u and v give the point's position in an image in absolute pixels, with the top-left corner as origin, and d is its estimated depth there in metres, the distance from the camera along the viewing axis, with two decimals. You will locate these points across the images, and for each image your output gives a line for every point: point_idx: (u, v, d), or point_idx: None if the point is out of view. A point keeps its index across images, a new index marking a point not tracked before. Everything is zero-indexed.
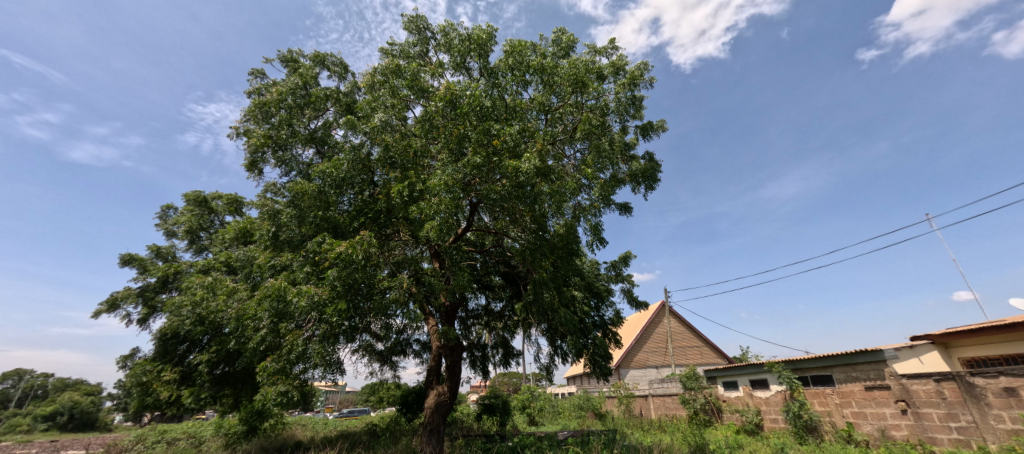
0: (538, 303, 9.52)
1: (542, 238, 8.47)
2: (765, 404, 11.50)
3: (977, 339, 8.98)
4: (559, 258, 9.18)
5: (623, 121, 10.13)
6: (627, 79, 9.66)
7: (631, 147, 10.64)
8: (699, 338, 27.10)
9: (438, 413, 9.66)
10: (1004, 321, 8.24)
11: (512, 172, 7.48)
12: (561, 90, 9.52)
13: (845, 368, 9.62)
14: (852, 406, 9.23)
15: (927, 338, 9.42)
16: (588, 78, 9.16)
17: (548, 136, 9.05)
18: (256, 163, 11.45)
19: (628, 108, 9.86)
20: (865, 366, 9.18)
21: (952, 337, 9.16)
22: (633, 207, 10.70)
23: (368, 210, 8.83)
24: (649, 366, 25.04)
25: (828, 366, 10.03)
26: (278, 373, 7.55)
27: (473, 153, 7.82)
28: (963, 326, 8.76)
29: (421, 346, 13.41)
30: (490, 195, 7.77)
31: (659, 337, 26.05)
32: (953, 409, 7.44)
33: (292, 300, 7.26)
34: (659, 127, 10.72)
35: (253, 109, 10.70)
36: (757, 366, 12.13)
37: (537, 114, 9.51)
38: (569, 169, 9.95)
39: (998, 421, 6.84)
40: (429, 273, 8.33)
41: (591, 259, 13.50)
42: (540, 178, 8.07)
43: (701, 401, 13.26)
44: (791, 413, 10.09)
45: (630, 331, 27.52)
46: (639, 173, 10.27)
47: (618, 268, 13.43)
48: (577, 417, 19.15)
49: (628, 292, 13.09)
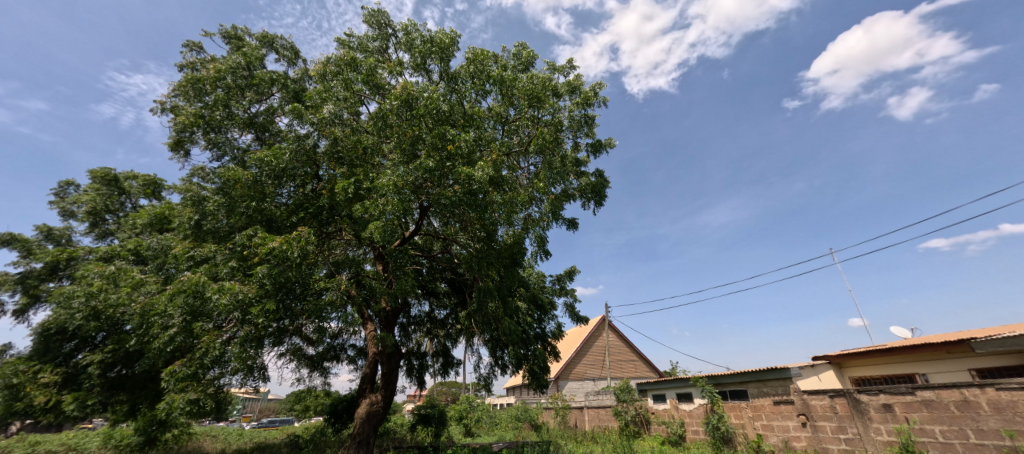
0: (482, 313, 9.50)
1: (491, 247, 8.60)
2: (689, 416, 12.10)
3: (865, 361, 10.26)
4: (505, 268, 9.31)
5: (576, 138, 10.49)
6: (580, 99, 10.09)
7: (582, 163, 10.95)
8: (634, 352, 28.36)
9: (369, 423, 9.24)
10: (885, 346, 9.55)
11: (464, 178, 7.45)
12: (519, 103, 9.67)
13: (757, 383, 10.72)
14: (762, 419, 10.03)
15: (825, 358, 10.57)
16: (545, 96, 9.45)
17: (503, 147, 9.15)
18: (182, 143, 10.39)
19: (581, 126, 10.30)
20: (774, 382, 10.29)
21: (846, 358, 10.36)
22: (580, 222, 11.06)
23: (308, 205, 8.32)
24: (586, 379, 25.66)
25: (743, 381, 11.07)
26: (188, 379, 6.79)
27: (427, 155, 7.70)
28: (854, 349, 9.97)
29: (356, 352, 12.77)
30: (440, 200, 7.66)
31: (597, 350, 26.93)
32: (843, 422, 8.30)
33: (211, 297, 6.59)
34: (608, 146, 11.10)
35: (183, 85, 9.77)
36: (684, 380, 12.93)
37: (494, 124, 9.64)
38: (523, 181, 10.12)
39: (877, 433, 7.67)
40: (370, 275, 7.99)
41: (537, 272, 13.72)
42: (492, 187, 8.15)
43: (631, 413, 13.79)
44: (711, 425, 10.78)
45: (571, 343, 28.21)
46: (588, 189, 10.60)
47: (563, 282, 13.70)
48: (513, 428, 19.20)
49: (571, 306, 13.36)
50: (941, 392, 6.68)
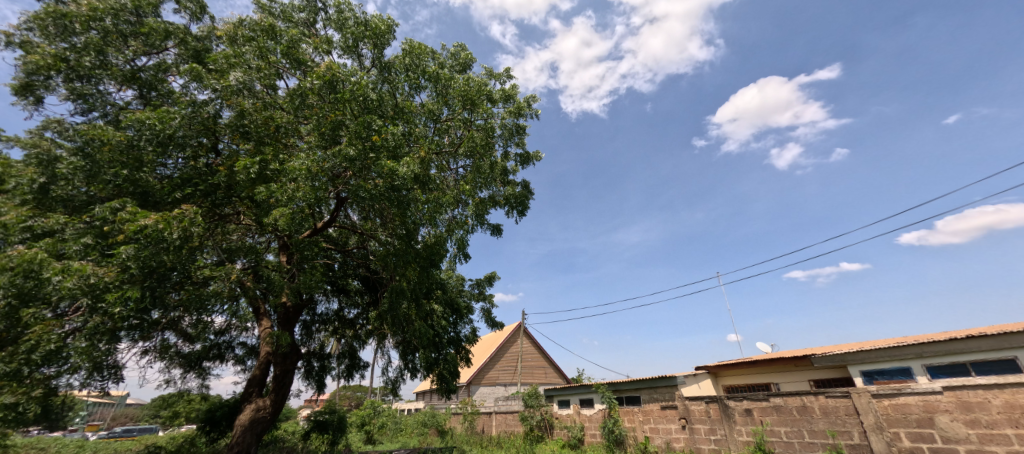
0: (393, 314, 9.04)
1: (410, 247, 8.31)
2: (588, 421, 12.71)
3: (734, 371, 11.84)
4: (424, 269, 9.06)
5: (506, 146, 10.64)
6: (514, 108, 10.27)
7: (510, 172, 11.10)
8: (545, 358, 29.34)
9: (252, 431, 8.28)
10: (749, 359, 11.14)
11: (387, 173, 7.10)
12: (453, 103, 9.57)
13: (648, 390, 11.79)
14: (650, 422, 10.83)
15: (704, 368, 11.98)
16: (480, 100, 9.45)
17: (433, 145, 8.94)
18: (33, 87, 8.49)
19: (512, 135, 10.49)
20: (663, 389, 11.42)
21: (720, 369, 11.85)
22: (503, 229, 11.20)
23: (198, 180, 7.21)
24: (497, 384, 25.86)
25: (637, 388, 12.07)
26: (5, 379, 5.47)
27: (348, 142, 7.23)
28: (727, 360, 11.48)
29: (246, 351, 11.41)
30: (358, 192, 7.21)
31: (511, 356, 27.37)
32: (714, 425, 9.24)
33: (52, 279, 5.42)
34: (536, 159, 11.39)
35: (43, 18, 8.02)
36: (587, 387, 13.67)
37: (425, 121, 9.38)
38: (450, 183, 10.00)
39: (739, 434, 8.71)
40: (270, 267, 7.23)
41: (457, 276, 13.59)
42: (417, 185, 7.93)
43: (537, 418, 14.18)
44: (607, 429, 11.55)
45: (486, 348, 28.30)
46: (513, 198, 10.76)
47: (482, 287, 13.72)
48: (418, 434, 18.61)
49: (487, 311, 13.43)
50: (788, 399, 7.88)
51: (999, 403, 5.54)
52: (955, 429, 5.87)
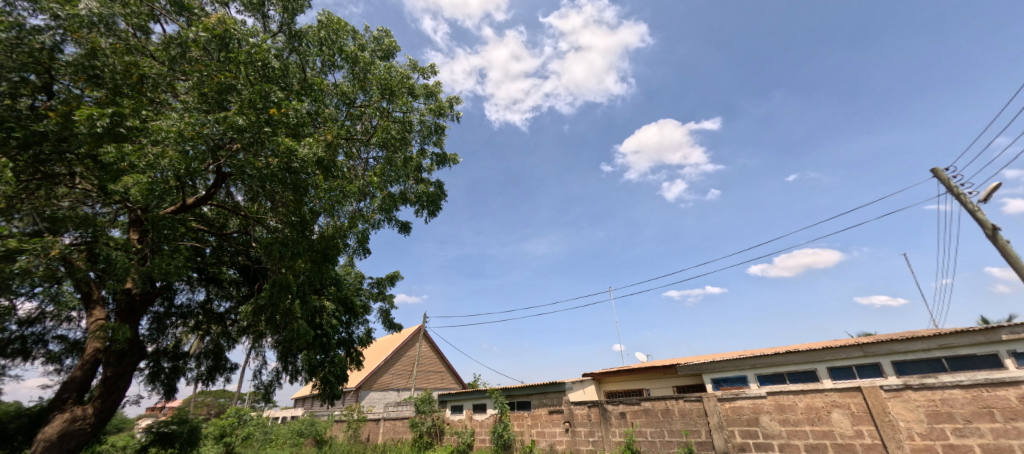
0: (271, 310, 7.99)
1: (303, 237, 7.51)
2: (479, 426, 12.65)
3: (616, 378, 12.93)
4: (318, 263, 8.22)
5: (424, 144, 10.32)
6: (435, 106, 10.02)
7: (425, 170, 10.73)
8: (443, 363, 28.84)
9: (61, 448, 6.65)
10: (629, 367, 12.27)
11: (283, 151, 6.35)
12: (370, 90, 9.01)
13: (539, 395, 12.28)
14: (538, 426, 11.08)
15: (591, 375, 12.88)
16: (401, 92, 9.01)
17: (343, 130, 8.24)
18: None
19: (431, 134, 10.21)
20: (553, 394, 12.00)
21: (604, 376, 12.84)
22: (412, 228, 10.77)
23: (12, 124, 5.45)
24: (389, 389, 24.58)
25: (529, 393, 12.48)
26: None
27: (237, 111, 6.30)
28: (610, 368, 12.51)
29: (64, 347, 9.14)
30: (245, 169, 6.29)
31: (407, 360, 26.34)
32: (593, 427, 9.82)
33: None
34: (453, 161, 11.17)
35: None
36: (481, 392, 13.74)
37: (337, 103, 8.71)
38: (358, 173, 9.34)
39: (613, 435, 9.41)
40: (112, 244, 5.92)
41: (355, 272, 12.67)
42: (318, 170, 7.23)
43: (427, 424, 13.76)
44: (496, 433, 11.66)
45: (381, 351, 26.82)
46: (424, 196, 10.35)
47: (382, 286, 12.97)
48: (292, 445, 16.73)
49: (385, 312, 12.72)
50: (655, 403, 8.79)
51: (803, 405, 7.01)
52: (773, 426, 7.24)
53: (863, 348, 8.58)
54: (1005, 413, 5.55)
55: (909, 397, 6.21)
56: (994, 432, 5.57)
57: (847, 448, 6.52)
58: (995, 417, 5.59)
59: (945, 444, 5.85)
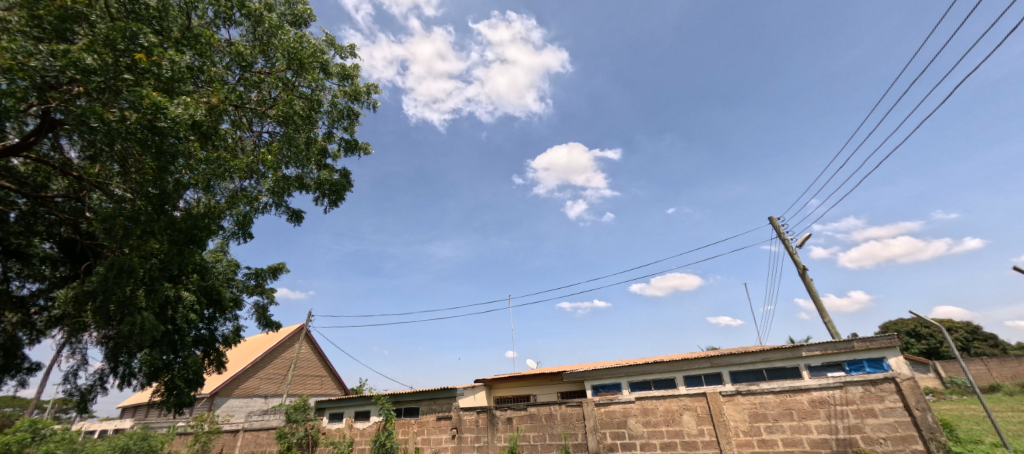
0: (102, 298, 6.43)
1: (163, 213, 6.31)
2: (360, 435, 11.81)
3: (508, 383, 13.25)
4: (179, 247, 6.89)
5: (332, 127, 9.49)
6: (350, 89, 9.31)
7: (330, 156, 9.84)
8: (325, 367, 26.46)
9: None
10: (520, 373, 12.71)
11: (146, 105, 5.30)
12: (273, 56, 8.08)
13: (428, 401, 12.01)
14: (423, 433, 10.56)
15: (482, 380, 13.02)
16: (312, 66, 8.17)
17: (234, 95, 7.05)
18: None
19: (342, 118, 9.43)
20: (442, 400, 11.86)
21: (496, 381, 13.08)
22: (305, 216, 9.77)
23: None
24: (255, 396, 21.58)
25: (418, 399, 12.12)
26: None
27: (83, 46, 5.07)
28: (502, 374, 12.84)
29: None
30: (87, 119, 5.05)
31: (280, 363, 23.58)
32: (480, 433, 9.76)
33: None
34: (363, 150, 10.44)
35: None
36: (366, 398, 12.90)
37: (228, 63, 7.64)
38: (246, 146, 8.21)
39: (498, 440, 9.49)
40: None
41: (228, 260, 10.96)
42: (193, 136, 6.17)
43: (298, 435, 12.36)
44: (378, 443, 10.85)
45: (249, 353, 23.57)
46: (326, 184, 9.43)
47: (261, 279, 11.45)
48: None
49: (262, 308, 11.23)
50: (540, 408, 9.18)
51: (662, 409, 8.00)
52: (638, 428, 8.12)
53: (711, 360, 10.07)
54: (800, 413, 7.07)
55: (738, 400, 7.51)
56: (792, 428, 7.07)
57: (692, 445, 7.63)
58: (793, 416, 7.09)
59: (758, 439, 7.25)
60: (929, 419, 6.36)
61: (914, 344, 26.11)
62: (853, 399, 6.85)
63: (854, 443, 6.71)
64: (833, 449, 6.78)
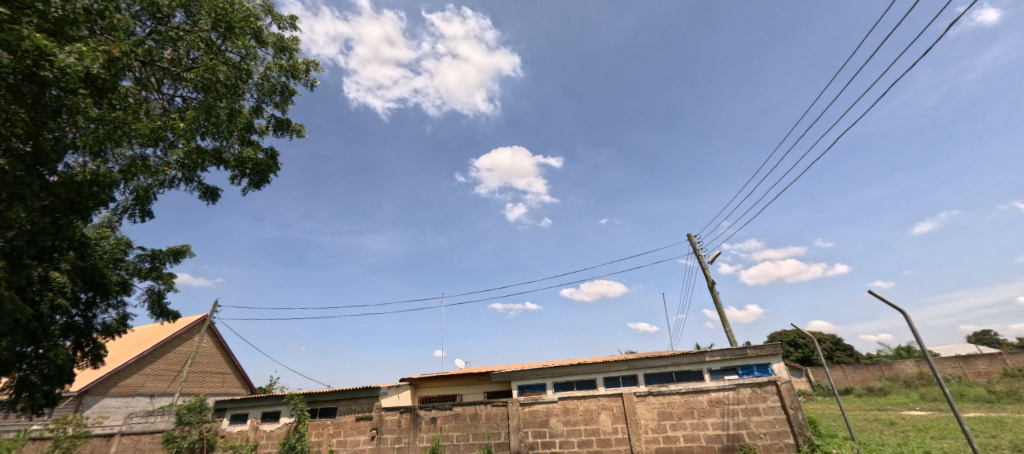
0: None
1: (35, 176, 5.35)
2: (265, 438, 10.85)
3: (434, 383, 13.03)
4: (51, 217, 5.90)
5: (261, 101, 8.70)
6: (286, 64, 8.61)
7: (256, 132, 8.99)
8: (227, 364, 23.98)
9: None
10: (448, 372, 12.60)
11: (25, 47, 4.49)
12: (197, 13, 7.22)
13: (348, 401, 11.44)
14: (340, 435, 10.00)
15: (408, 380, 12.68)
16: (243, 31, 7.41)
17: (144, 50, 6.18)
18: None
19: (273, 92, 8.68)
20: (364, 400, 11.38)
21: (422, 381, 12.81)
22: (220, 196, 8.83)
23: None
24: (137, 395, 18.84)
25: (336, 399, 11.49)
26: None
27: None
28: (429, 373, 12.60)
29: None
30: None
31: (172, 358, 20.90)
32: (401, 434, 9.47)
33: None
34: (296, 131, 9.69)
35: None
36: (276, 398, 11.96)
37: (138, 12, 6.69)
38: (153, 110, 7.25)
39: (420, 440, 9.32)
40: None
41: (117, 238, 9.51)
42: (86, 91, 5.33)
43: (190, 439, 10.99)
44: (286, 446, 10.06)
45: (132, 346, 20.56)
46: (249, 162, 8.60)
47: (158, 262, 10.09)
48: None
49: (156, 294, 9.90)
50: (465, 407, 9.18)
51: (582, 408, 8.43)
52: (559, 427, 8.47)
53: (629, 363, 10.78)
54: (699, 412, 7.87)
55: (649, 400, 8.15)
56: (692, 425, 7.83)
57: (606, 442, 8.13)
58: (694, 414, 7.87)
59: (664, 436, 7.92)
60: (800, 416, 7.44)
61: (793, 352, 30.20)
62: (743, 399, 7.78)
63: (741, 438, 7.64)
64: (724, 443, 7.65)
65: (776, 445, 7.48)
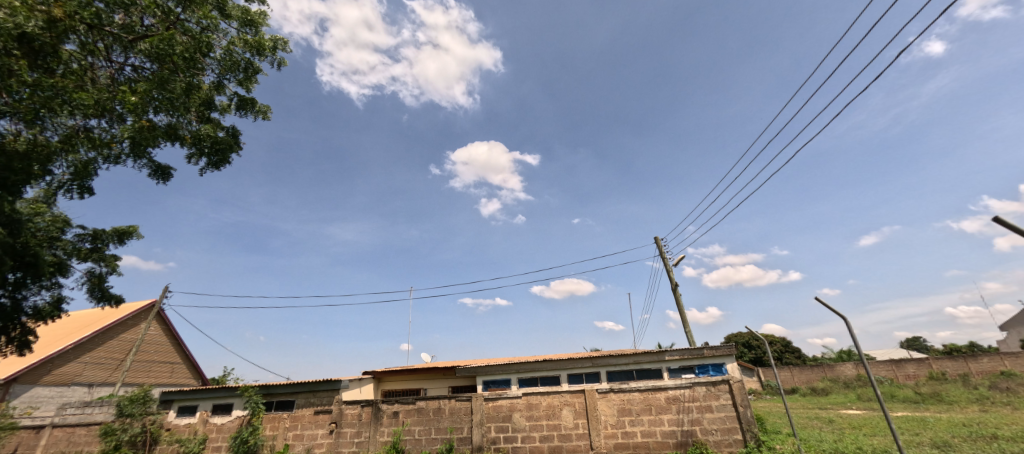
0: None
1: None
2: (215, 431, 10.38)
3: (398, 376, 12.86)
4: None
5: (222, 77, 8.23)
6: (252, 39, 8.17)
7: (216, 110, 8.50)
8: (177, 353, 22.71)
9: None
10: (412, 366, 12.46)
11: None
12: None
13: (307, 394, 11.00)
14: (296, 429, 9.70)
15: (372, 373, 12.47)
16: (205, 1, 6.99)
17: (93, 12, 5.72)
18: None
19: (236, 68, 8.22)
20: (323, 392, 10.96)
21: (386, 374, 12.62)
22: (173, 175, 8.31)
23: None
24: (73, 384, 17.50)
25: (294, 392, 11.05)
26: None
27: None
28: (394, 367, 12.42)
29: None
30: None
31: (115, 346, 19.55)
32: (362, 428, 9.28)
33: None
34: (261, 112, 9.24)
35: None
36: (229, 390, 11.33)
37: None
38: (101, 78, 6.72)
39: (381, 435, 9.17)
40: None
41: (53, 216, 8.75)
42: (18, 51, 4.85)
43: (132, 431, 10.34)
44: (238, 440, 9.66)
45: (69, 332, 19.06)
46: (206, 140, 8.10)
47: (102, 243, 9.40)
48: None
49: (98, 278, 9.21)
50: (429, 402, 9.11)
51: (545, 404, 8.55)
52: (521, 422, 8.56)
53: (593, 360, 11.02)
54: (657, 408, 8.15)
55: (610, 397, 8.37)
56: (649, 421, 8.11)
57: (567, 437, 8.28)
58: (652, 411, 8.14)
59: (623, 431, 8.16)
60: (748, 413, 7.84)
61: (746, 353, 31.84)
62: (698, 396, 8.12)
63: (694, 434, 7.97)
64: (678, 439, 7.96)
65: (726, 440, 7.85)
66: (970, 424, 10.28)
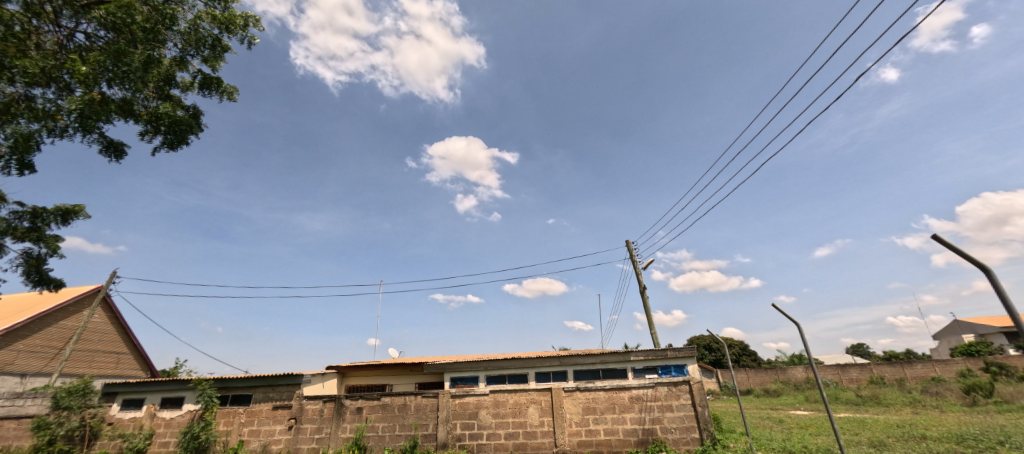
0: None
1: None
2: (163, 426, 9.77)
3: (363, 371, 12.59)
4: None
5: (185, 52, 7.76)
6: (220, 15, 7.75)
7: (176, 87, 8.01)
8: (124, 342, 21.36)
9: None
10: (378, 361, 12.22)
11: None
12: None
13: (265, 388, 10.68)
14: (252, 424, 9.30)
15: (335, 367, 12.14)
16: None
17: None
18: None
19: (201, 45, 7.78)
20: (283, 387, 10.69)
21: (351, 369, 12.33)
22: (126, 153, 7.77)
23: None
24: (4, 374, 16.12)
25: (251, 386, 10.69)
26: None
27: None
28: (359, 363, 12.13)
29: None
30: None
31: (54, 333, 18.17)
32: (322, 424, 9.01)
33: None
34: (226, 93, 8.79)
35: None
36: (180, 383, 10.80)
37: None
38: (48, 44, 6.21)
39: (342, 431, 8.94)
40: None
41: None
42: None
43: (69, 426, 9.61)
44: (188, 435, 9.17)
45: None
46: (165, 118, 7.62)
47: (43, 222, 8.68)
48: None
49: (35, 259, 8.45)
50: (394, 398, 8.97)
51: (512, 402, 8.58)
52: (487, 419, 8.57)
53: (560, 358, 11.16)
54: (620, 407, 8.35)
55: (576, 395, 8.50)
56: (612, 420, 8.29)
57: (532, 435, 8.36)
58: (615, 410, 8.33)
59: (586, 429, 8.31)
60: (705, 413, 8.16)
61: (707, 355, 33.17)
62: (660, 396, 8.37)
63: (654, 432, 8.21)
64: (639, 437, 8.19)
65: (684, 439, 8.14)
66: (903, 425, 11.08)
